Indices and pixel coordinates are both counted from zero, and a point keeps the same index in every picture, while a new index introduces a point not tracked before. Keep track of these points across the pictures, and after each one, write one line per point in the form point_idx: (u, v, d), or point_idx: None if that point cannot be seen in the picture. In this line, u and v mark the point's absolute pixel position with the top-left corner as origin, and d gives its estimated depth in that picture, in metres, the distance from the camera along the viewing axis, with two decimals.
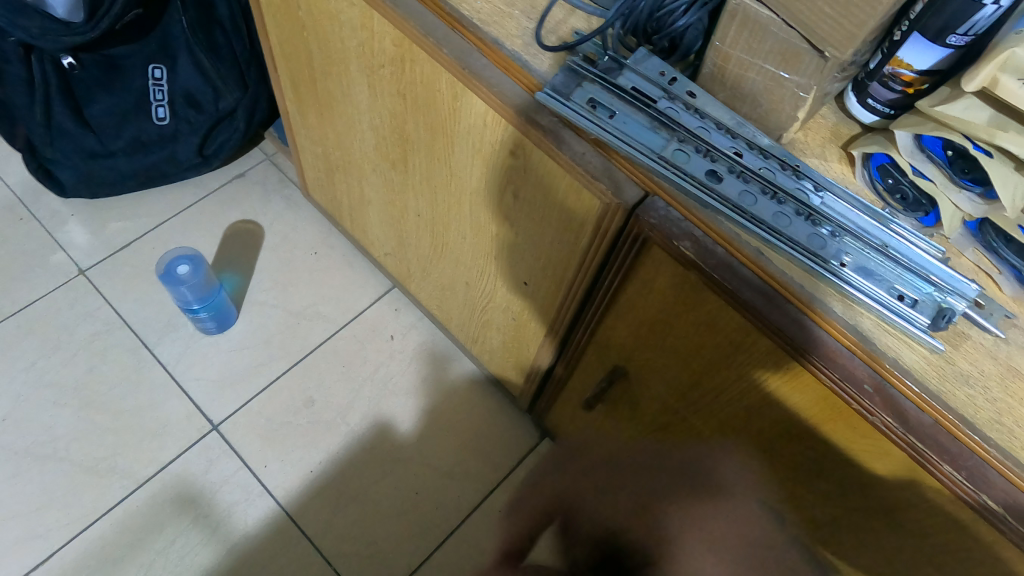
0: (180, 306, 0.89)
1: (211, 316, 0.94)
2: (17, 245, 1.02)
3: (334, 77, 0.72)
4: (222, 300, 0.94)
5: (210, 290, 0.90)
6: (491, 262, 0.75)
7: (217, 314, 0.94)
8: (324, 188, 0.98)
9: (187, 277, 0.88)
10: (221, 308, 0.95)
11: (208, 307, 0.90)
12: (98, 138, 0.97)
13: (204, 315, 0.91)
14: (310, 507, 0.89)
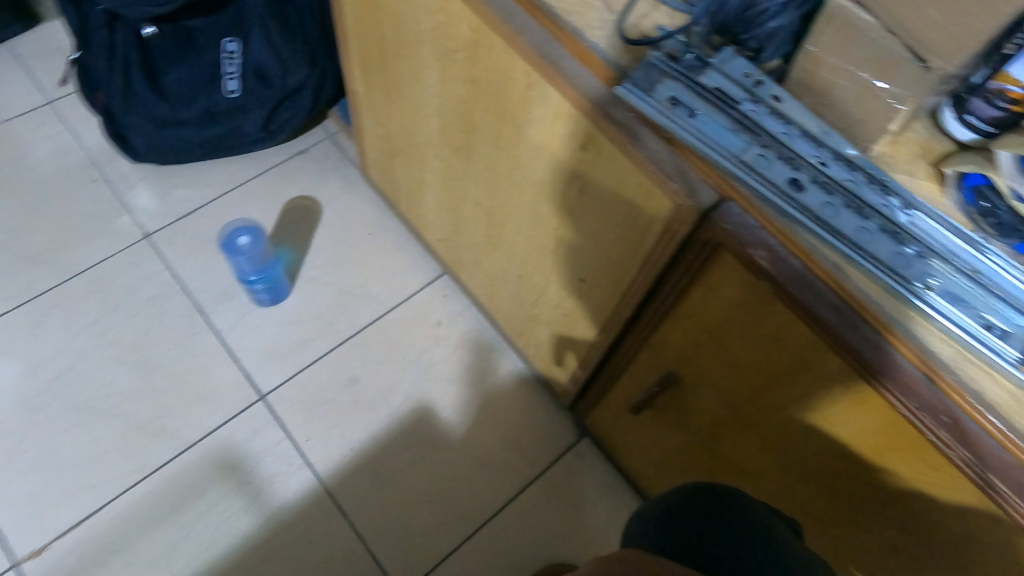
0: (238, 276, 0.91)
1: (266, 288, 0.95)
2: (88, 206, 1.06)
3: (405, 59, 0.72)
4: (277, 273, 0.96)
5: (266, 263, 0.92)
6: (547, 256, 0.75)
7: (271, 286, 0.96)
8: (383, 170, 0.99)
9: (246, 250, 0.89)
10: (276, 280, 0.96)
11: (263, 279, 0.92)
12: (170, 107, 0.99)
13: (259, 287, 0.93)
14: (349, 484, 0.90)
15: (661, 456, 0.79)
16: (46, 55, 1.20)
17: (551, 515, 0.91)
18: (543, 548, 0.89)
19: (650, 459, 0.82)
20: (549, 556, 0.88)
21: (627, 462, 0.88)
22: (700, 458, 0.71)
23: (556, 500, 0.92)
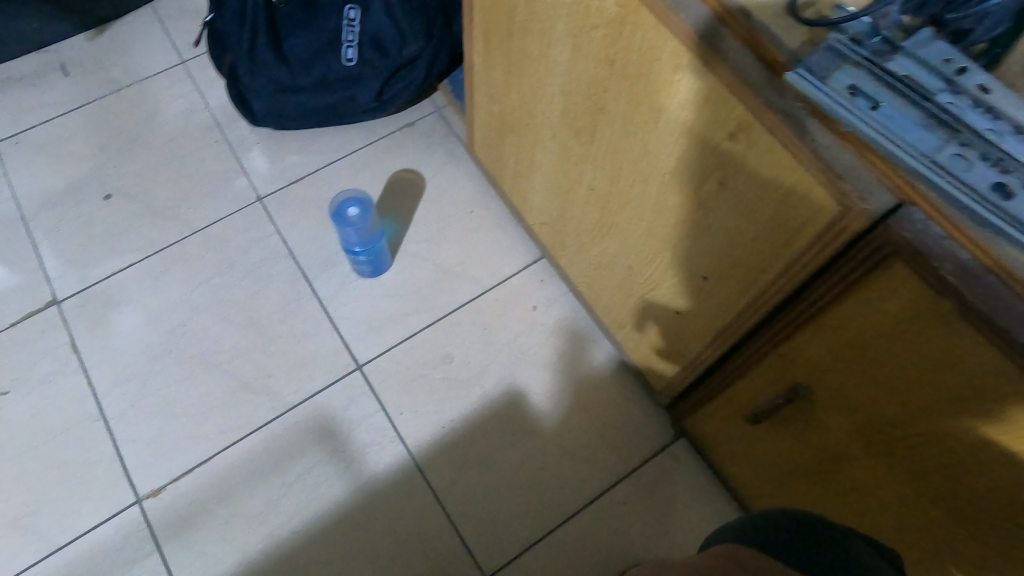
0: (343, 245, 0.91)
1: (369, 260, 0.96)
2: (207, 167, 1.10)
3: (533, 35, 0.69)
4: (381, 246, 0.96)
5: (372, 236, 0.92)
6: (665, 252, 0.70)
7: (373, 259, 0.96)
8: (491, 148, 0.97)
9: (354, 222, 0.89)
10: (378, 254, 0.96)
11: (366, 251, 0.92)
12: (290, 73, 1.03)
13: (362, 258, 0.93)
14: (438, 461, 0.91)
15: (768, 465, 0.75)
16: (182, 19, 1.28)
17: (641, 515, 0.88)
18: (630, 548, 0.86)
19: (758, 470, 0.77)
20: (637, 556, 0.86)
21: (729, 470, 0.84)
22: (821, 478, 0.66)
23: (648, 500, 0.89)
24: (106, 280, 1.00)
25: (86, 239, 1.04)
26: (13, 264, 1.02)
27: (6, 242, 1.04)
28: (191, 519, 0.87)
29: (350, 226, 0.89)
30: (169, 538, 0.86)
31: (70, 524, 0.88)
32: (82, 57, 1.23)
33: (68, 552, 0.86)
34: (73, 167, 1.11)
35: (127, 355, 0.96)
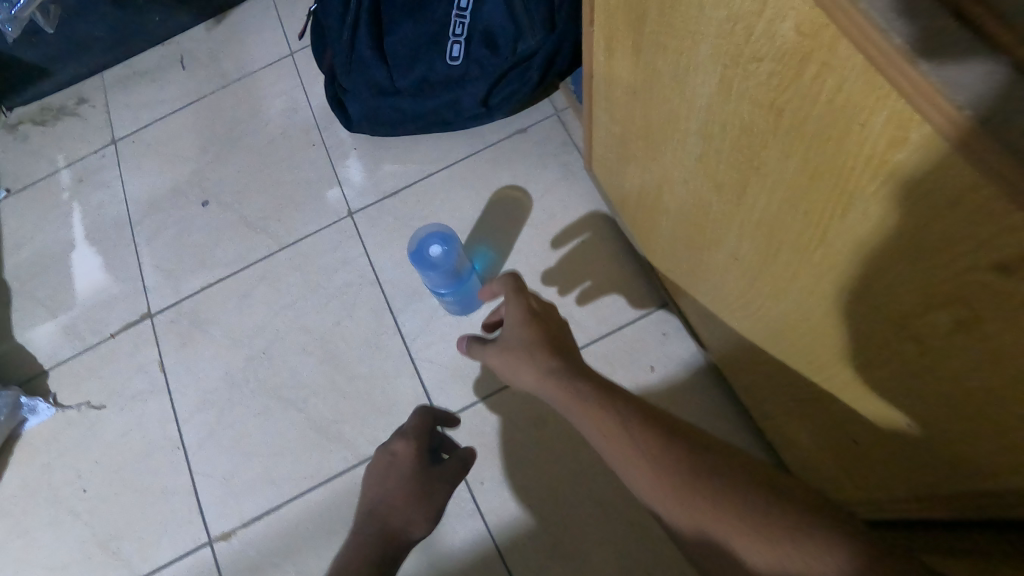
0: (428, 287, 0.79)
1: (456, 299, 0.84)
2: (302, 174, 1.01)
3: (668, 53, 0.50)
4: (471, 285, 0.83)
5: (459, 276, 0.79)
6: (842, 370, 0.48)
7: (461, 298, 0.84)
8: (611, 172, 0.78)
9: (440, 265, 0.76)
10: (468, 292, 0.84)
11: (451, 291, 0.80)
12: (388, 71, 0.90)
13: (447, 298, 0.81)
14: (521, 548, 0.77)
15: None
16: (294, 6, 1.20)
17: None
18: None
19: None
20: None
21: None
22: None
23: None
24: (196, 295, 0.97)
25: (182, 250, 1.01)
26: (116, 272, 1.03)
27: (113, 248, 1.06)
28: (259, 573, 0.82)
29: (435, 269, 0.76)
30: None
31: (147, 552, 0.86)
32: (199, 50, 1.21)
33: None
34: (177, 170, 1.09)
35: (208, 380, 0.91)
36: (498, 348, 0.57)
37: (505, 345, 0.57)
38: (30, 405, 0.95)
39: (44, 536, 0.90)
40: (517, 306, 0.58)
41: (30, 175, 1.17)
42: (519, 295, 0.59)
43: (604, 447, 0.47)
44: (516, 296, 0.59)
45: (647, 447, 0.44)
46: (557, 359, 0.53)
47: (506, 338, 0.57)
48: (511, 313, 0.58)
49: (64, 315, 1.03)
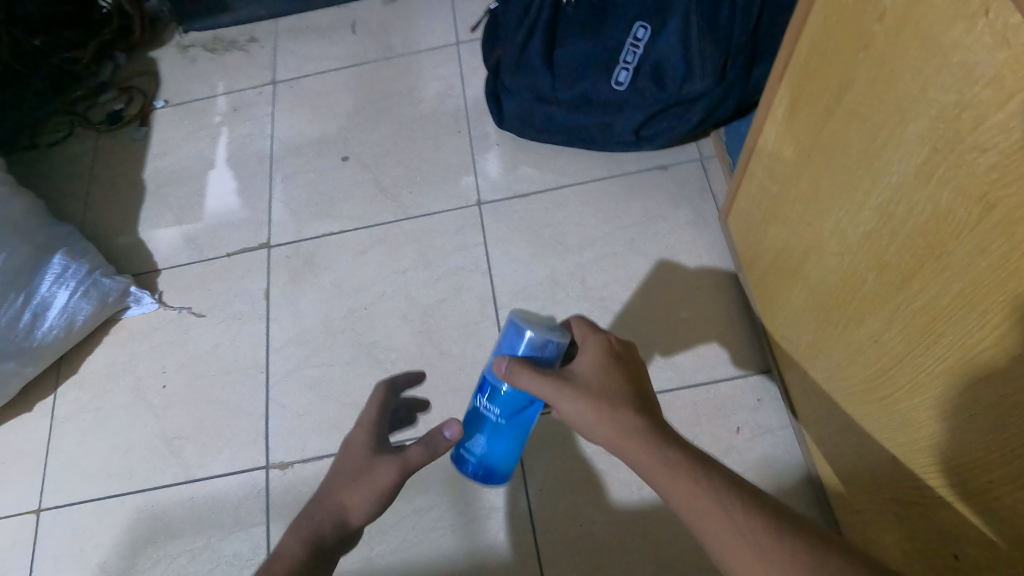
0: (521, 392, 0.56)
1: (487, 442, 0.59)
2: (444, 158, 1.07)
3: (865, 123, 0.52)
4: (524, 436, 0.59)
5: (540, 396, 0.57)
6: (974, 480, 0.47)
7: (492, 444, 0.59)
8: (750, 227, 0.81)
9: (556, 348, 0.56)
10: (509, 448, 0.59)
11: (507, 403, 0.57)
12: (553, 83, 0.96)
13: (490, 402, 0.58)
14: (563, 563, 0.78)
15: None
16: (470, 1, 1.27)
17: None
18: None
19: None
20: None
21: None
22: None
23: None
24: (317, 240, 1.03)
25: (313, 195, 1.08)
26: (245, 200, 1.12)
27: (250, 177, 1.14)
28: (302, 509, 0.86)
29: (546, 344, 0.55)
30: (280, 519, 0.86)
31: (205, 461, 0.92)
32: (371, 18, 1.30)
33: (196, 487, 0.91)
34: (327, 123, 1.17)
35: (309, 320, 0.97)
36: (574, 390, 0.54)
37: (585, 383, 0.55)
38: (136, 295, 1.05)
39: (118, 418, 1.00)
40: (598, 349, 0.58)
41: (190, 94, 1.31)
42: (601, 340, 0.58)
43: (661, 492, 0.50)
44: (595, 339, 0.59)
45: (770, 550, 0.43)
46: (643, 418, 0.53)
47: (584, 379, 0.55)
48: (591, 354, 0.57)
49: (188, 226, 1.12)
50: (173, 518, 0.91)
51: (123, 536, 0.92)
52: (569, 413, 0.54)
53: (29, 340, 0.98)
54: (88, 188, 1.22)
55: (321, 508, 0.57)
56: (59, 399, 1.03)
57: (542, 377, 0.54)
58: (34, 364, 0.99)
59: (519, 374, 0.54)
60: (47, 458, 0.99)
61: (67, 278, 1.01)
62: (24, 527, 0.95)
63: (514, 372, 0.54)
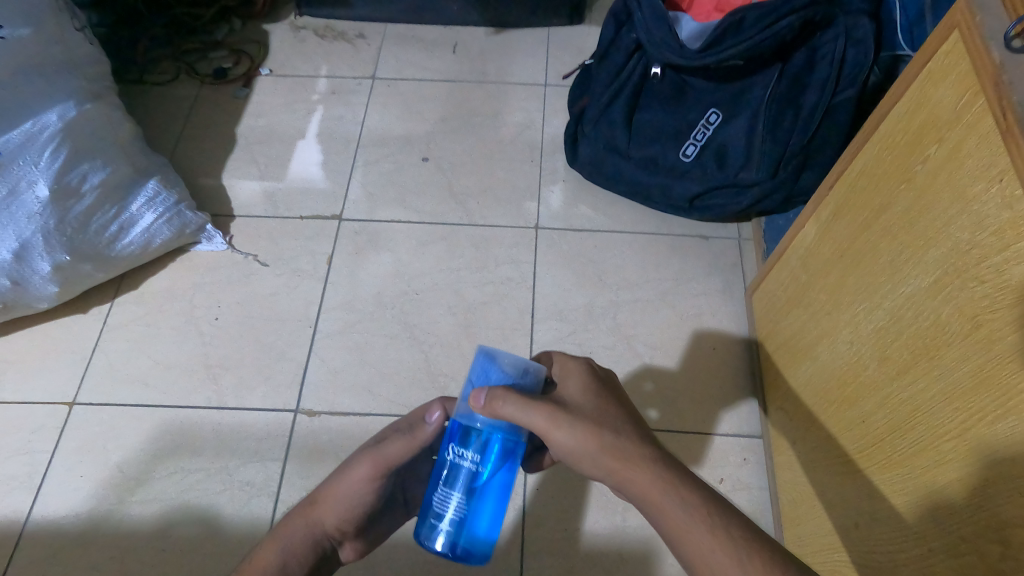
0: (503, 429, 0.56)
1: (467, 499, 0.56)
2: (513, 180, 1.22)
3: (894, 239, 0.63)
4: (504, 491, 0.58)
5: (518, 437, 0.57)
6: (913, 548, 0.57)
7: (474, 502, 0.57)
8: (772, 308, 0.94)
9: (531, 381, 0.58)
10: (490, 507, 0.57)
11: (485, 446, 0.56)
12: (629, 141, 1.11)
13: (466, 451, 0.57)
14: (541, 560, 0.88)
15: None
16: (564, 52, 1.41)
17: None
18: None
19: None
20: None
21: None
22: None
23: None
24: (383, 222, 1.17)
25: (390, 185, 1.21)
26: (328, 174, 1.23)
27: (335, 156, 1.26)
28: (322, 455, 0.96)
29: (521, 376, 0.58)
30: (297, 459, 0.96)
31: (240, 393, 1.01)
32: (472, 43, 1.43)
33: (227, 415, 1.00)
34: (414, 125, 1.30)
35: (365, 290, 1.09)
36: (569, 414, 0.57)
37: (575, 405, 0.59)
38: (210, 234, 1.15)
39: (167, 336, 1.07)
40: (584, 376, 0.62)
41: (294, 69, 1.41)
42: (584, 368, 0.63)
43: (662, 525, 0.52)
44: (574, 369, 0.63)
45: None
46: (644, 449, 0.56)
47: (574, 403, 0.59)
48: (576, 383, 0.61)
49: (269, 183, 1.23)
50: (199, 436, 0.98)
51: (147, 444, 0.98)
52: (566, 443, 0.57)
53: (110, 250, 1.06)
54: (183, 128, 1.31)
55: (304, 505, 0.66)
56: (115, 307, 1.10)
57: (533, 400, 0.56)
58: (106, 270, 1.07)
59: (502, 402, 0.55)
60: (92, 358, 1.05)
61: (156, 203, 1.09)
62: (54, 416, 1.00)
63: (499, 401, 0.55)
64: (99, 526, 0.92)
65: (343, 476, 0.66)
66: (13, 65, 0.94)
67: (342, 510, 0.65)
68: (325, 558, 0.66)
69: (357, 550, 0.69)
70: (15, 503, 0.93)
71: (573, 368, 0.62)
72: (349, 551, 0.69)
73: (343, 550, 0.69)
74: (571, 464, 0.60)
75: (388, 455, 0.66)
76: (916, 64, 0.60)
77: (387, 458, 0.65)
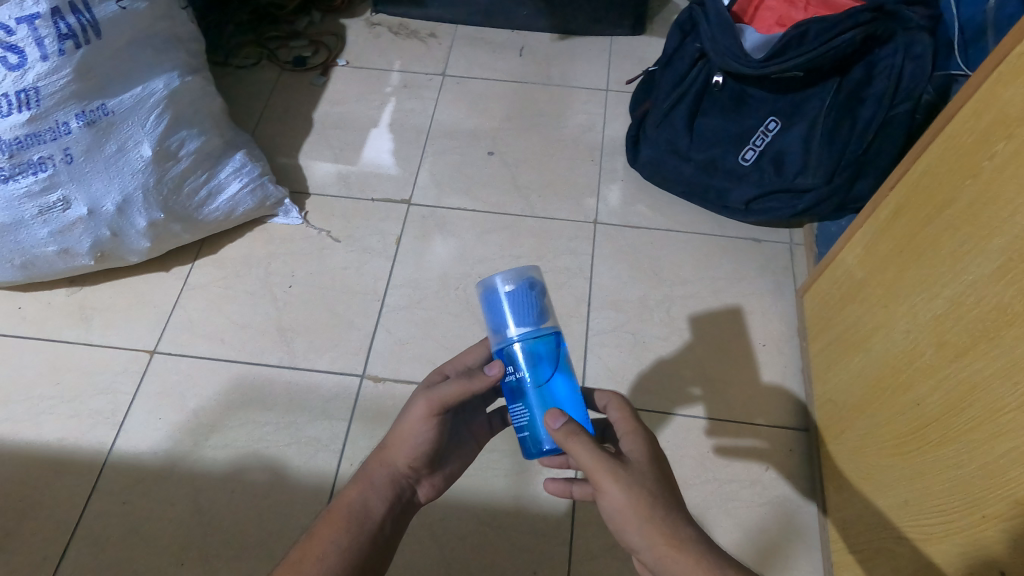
0: (525, 334, 0.62)
1: (539, 406, 0.63)
2: (574, 178, 1.28)
3: (957, 233, 0.68)
4: (569, 381, 0.64)
5: (551, 332, 0.63)
6: (973, 515, 0.63)
7: (551, 403, 0.63)
8: (824, 307, 0.99)
9: (532, 284, 0.63)
10: (565, 400, 0.64)
11: (531, 356, 0.62)
12: (689, 143, 1.17)
13: (520, 368, 0.62)
14: (593, 529, 0.93)
15: None
16: (626, 60, 1.47)
17: None
18: None
19: None
20: None
21: None
22: None
23: None
24: (451, 209, 1.24)
25: (457, 174, 1.29)
26: (398, 161, 1.31)
27: (406, 145, 1.34)
28: (386, 417, 1.01)
29: (527, 285, 0.63)
30: (362, 419, 1.01)
31: (309, 356, 1.07)
32: (538, 48, 1.50)
33: (298, 374, 1.06)
34: (481, 120, 1.37)
35: (431, 269, 1.16)
36: (625, 471, 0.58)
37: (639, 458, 0.60)
38: (287, 208, 1.21)
39: (243, 300, 1.13)
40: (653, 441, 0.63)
41: (369, 63, 1.48)
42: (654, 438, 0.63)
43: None
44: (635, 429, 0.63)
45: None
46: (688, 524, 0.57)
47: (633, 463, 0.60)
48: (636, 444, 0.62)
49: (344, 166, 1.30)
50: (268, 392, 1.04)
51: (221, 395, 1.04)
52: (614, 500, 0.57)
53: (198, 213, 1.12)
54: (263, 111, 1.39)
55: (376, 452, 0.72)
56: (195, 268, 1.17)
57: (596, 445, 0.59)
58: (191, 231, 1.14)
59: (575, 438, 0.59)
60: (171, 314, 1.12)
61: (243, 173, 1.15)
62: (136, 362, 1.07)
63: (571, 432, 0.59)
64: (174, 464, 0.98)
65: (403, 422, 0.69)
66: (129, 34, 0.97)
67: (408, 454, 0.70)
68: (406, 495, 0.73)
69: (434, 484, 0.75)
70: (100, 436, 1.00)
71: (644, 429, 0.63)
72: (427, 487, 0.75)
73: (421, 488, 0.74)
74: (612, 527, 0.59)
75: (441, 395, 0.67)
76: (987, 66, 0.65)
77: (443, 398, 0.67)
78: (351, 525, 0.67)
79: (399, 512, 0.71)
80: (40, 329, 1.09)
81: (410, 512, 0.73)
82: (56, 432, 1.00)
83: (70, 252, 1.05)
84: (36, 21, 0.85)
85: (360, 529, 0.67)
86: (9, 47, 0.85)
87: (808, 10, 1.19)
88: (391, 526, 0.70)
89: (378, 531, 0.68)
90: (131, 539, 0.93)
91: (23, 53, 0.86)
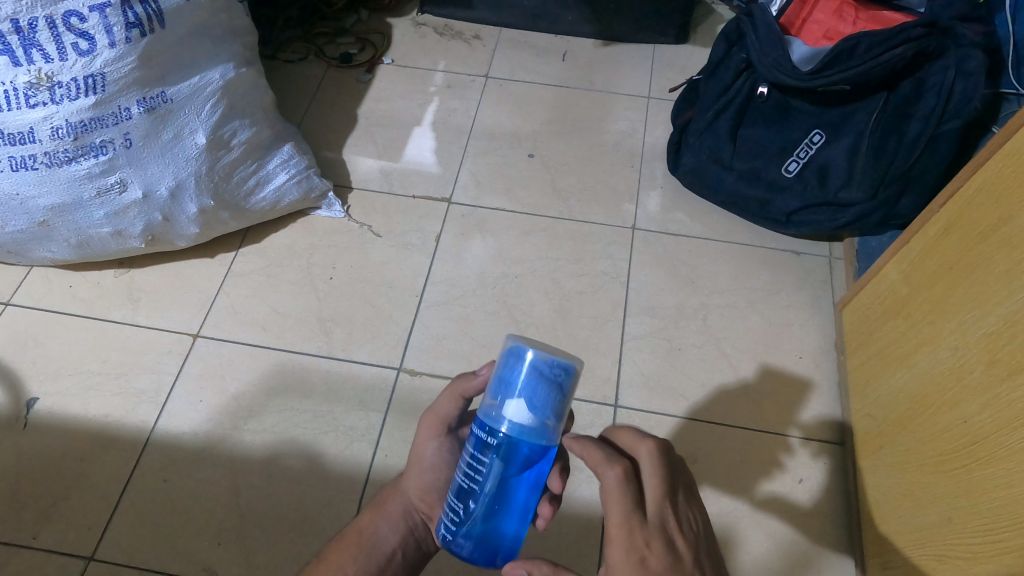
0: (497, 427, 0.56)
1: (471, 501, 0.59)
2: (613, 184, 1.29)
3: (1014, 252, 0.67)
4: (519, 493, 0.58)
5: (547, 440, 0.56)
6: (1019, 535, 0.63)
7: (502, 501, 0.58)
8: (864, 322, 0.99)
9: (531, 382, 0.56)
10: (518, 503, 0.59)
11: (490, 451, 0.57)
12: (732, 154, 1.18)
13: (491, 457, 0.57)
14: None
15: None
16: (669, 68, 1.48)
17: None
18: None
19: None
20: None
21: None
22: None
23: None
24: (490, 210, 1.25)
25: (497, 175, 1.30)
26: (440, 160, 1.33)
27: (448, 144, 1.35)
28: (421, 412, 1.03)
29: (551, 379, 0.56)
30: (398, 412, 1.03)
31: (348, 347, 1.09)
32: (580, 53, 1.51)
33: (336, 364, 1.07)
34: (523, 123, 1.38)
35: (469, 267, 1.18)
36: None
37: None
38: (330, 201, 1.23)
39: (285, 289, 1.15)
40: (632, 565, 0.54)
41: (414, 62, 1.50)
42: (634, 556, 0.55)
43: None
44: (622, 551, 0.55)
45: None
46: None
47: None
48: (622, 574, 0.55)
49: (387, 162, 1.33)
50: (306, 381, 1.06)
51: (261, 381, 1.06)
52: None
53: (245, 202, 1.15)
54: (309, 105, 1.42)
55: (395, 487, 0.77)
56: (239, 256, 1.19)
57: None
58: (238, 220, 1.16)
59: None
60: (214, 300, 1.14)
61: (290, 165, 1.17)
62: (180, 345, 1.09)
63: None
64: (214, 446, 1.00)
65: (414, 449, 0.75)
66: (190, 25, 0.99)
67: (418, 485, 0.74)
68: (422, 530, 0.75)
69: None
70: (144, 414, 1.03)
71: (619, 556, 0.55)
72: None
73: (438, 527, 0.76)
74: None
75: (442, 414, 0.73)
76: None
77: (442, 416, 0.73)
78: (360, 553, 0.71)
79: (412, 544, 0.74)
80: (89, 307, 1.13)
81: (426, 547, 0.75)
82: (103, 408, 1.03)
83: (123, 234, 1.08)
84: (107, 9, 0.88)
85: (369, 557, 0.71)
86: (81, 33, 0.88)
87: (857, 24, 1.18)
88: (402, 557, 0.73)
89: (387, 561, 0.72)
90: (171, 518, 0.95)
91: (93, 39, 0.89)
